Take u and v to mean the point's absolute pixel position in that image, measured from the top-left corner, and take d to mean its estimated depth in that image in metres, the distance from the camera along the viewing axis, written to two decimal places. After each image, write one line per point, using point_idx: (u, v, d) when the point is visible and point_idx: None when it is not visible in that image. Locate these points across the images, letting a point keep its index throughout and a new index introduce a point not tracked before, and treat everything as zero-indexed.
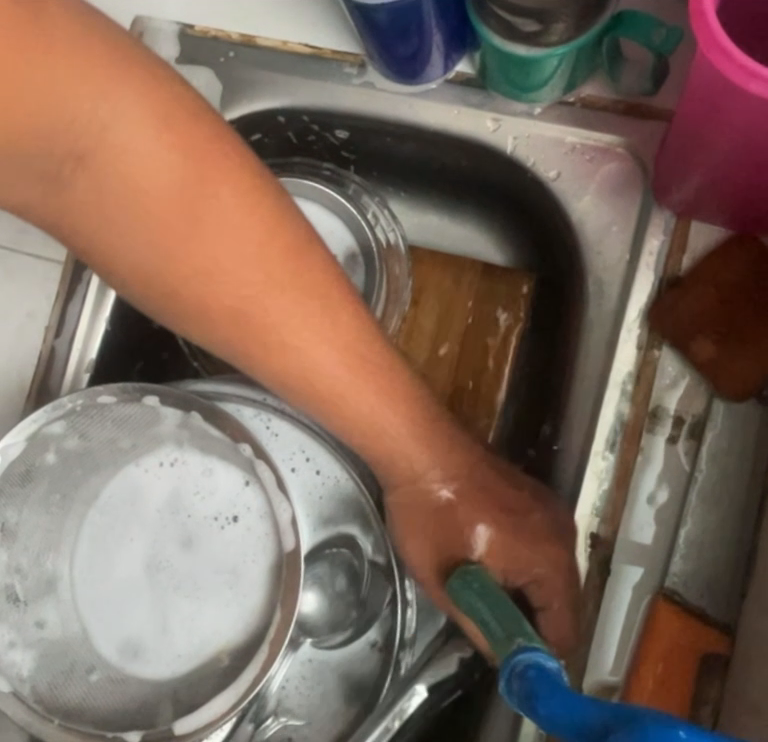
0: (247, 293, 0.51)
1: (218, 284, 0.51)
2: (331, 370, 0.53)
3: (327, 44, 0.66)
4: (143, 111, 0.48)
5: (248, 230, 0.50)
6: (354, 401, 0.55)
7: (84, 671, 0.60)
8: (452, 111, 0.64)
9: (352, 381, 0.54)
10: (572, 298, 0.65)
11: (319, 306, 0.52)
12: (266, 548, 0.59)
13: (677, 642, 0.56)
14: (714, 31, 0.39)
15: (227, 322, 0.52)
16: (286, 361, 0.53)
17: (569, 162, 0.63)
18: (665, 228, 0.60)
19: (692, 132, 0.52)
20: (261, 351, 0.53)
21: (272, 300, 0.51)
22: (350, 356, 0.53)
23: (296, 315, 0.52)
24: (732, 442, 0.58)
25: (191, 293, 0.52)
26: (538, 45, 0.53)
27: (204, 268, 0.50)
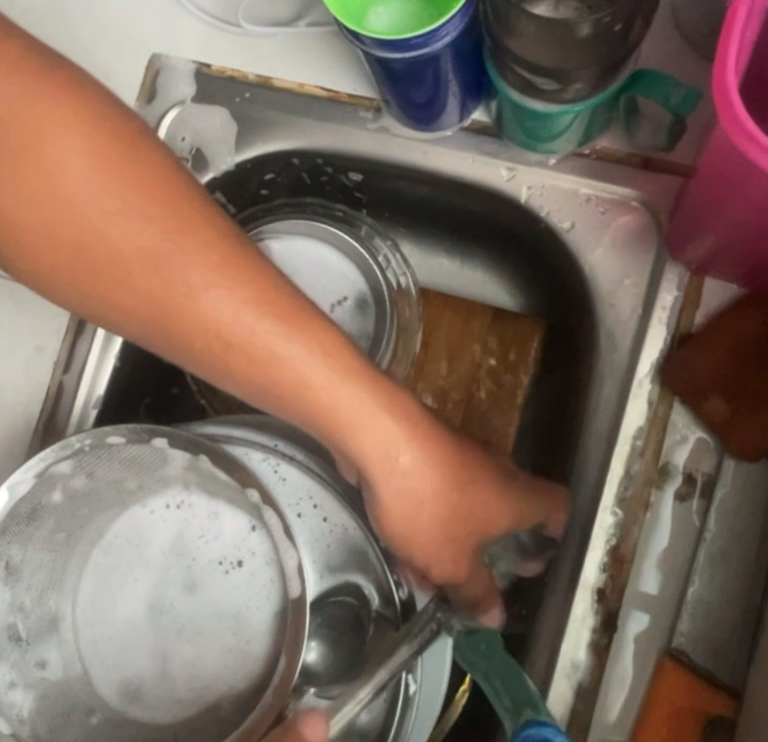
0: (163, 261, 0.51)
1: (137, 255, 0.51)
2: (259, 341, 0.51)
3: (343, 88, 0.66)
4: (61, 116, 0.51)
5: (137, 211, 0.51)
6: (293, 394, 0.52)
7: (84, 713, 0.59)
8: (468, 159, 0.64)
9: (291, 351, 0.51)
10: (583, 349, 0.65)
11: (230, 266, 0.51)
12: (271, 595, 0.60)
13: (681, 702, 0.56)
14: (739, 118, 0.39)
15: (154, 306, 0.51)
16: (217, 343, 0.51)
17: (583, 213, 0.63)
18: (677, 285, 0.60)
19: (711, 194, 0.52)
20: (192, 337, 0.52)
21: (189, 270, 0.51)
22: (275, 323, 0.51)
23: (206, 280, 0.51)
24: (741, 502, 0.58)
25: (93, 275, 0.51)
26: (554, 101, 0.54)
27: (121, 245, 0.50)
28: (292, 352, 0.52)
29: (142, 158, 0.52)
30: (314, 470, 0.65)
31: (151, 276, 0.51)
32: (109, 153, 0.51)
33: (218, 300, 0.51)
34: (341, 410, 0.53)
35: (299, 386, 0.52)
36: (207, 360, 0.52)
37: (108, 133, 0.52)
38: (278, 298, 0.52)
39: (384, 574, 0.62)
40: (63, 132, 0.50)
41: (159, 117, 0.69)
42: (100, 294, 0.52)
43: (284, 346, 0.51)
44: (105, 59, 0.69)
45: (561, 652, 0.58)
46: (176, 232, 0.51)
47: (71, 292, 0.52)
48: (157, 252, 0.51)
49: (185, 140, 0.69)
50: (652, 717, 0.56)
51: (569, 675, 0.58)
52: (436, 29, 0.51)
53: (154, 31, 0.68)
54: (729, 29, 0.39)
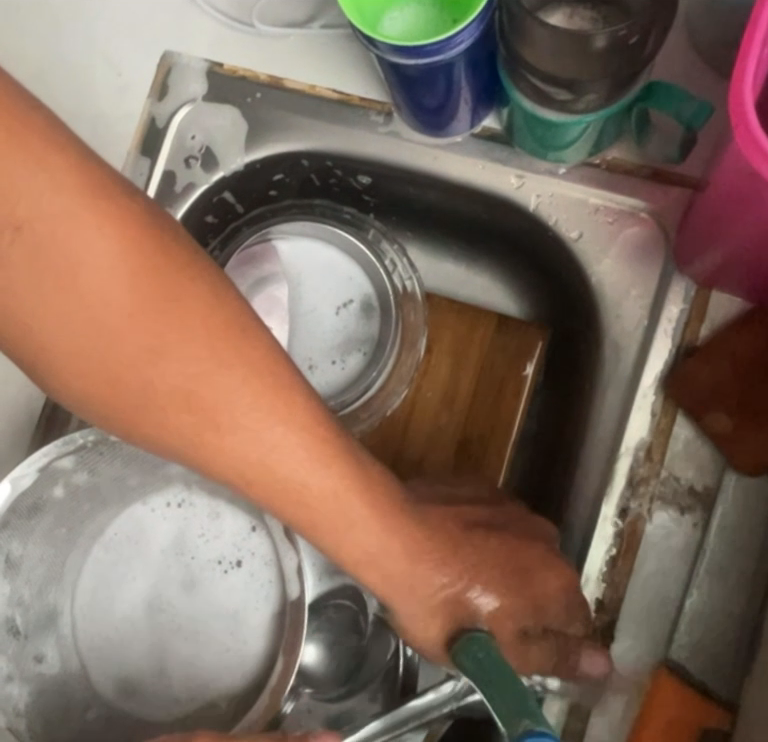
0: (220, 418, 0.44)
1: (166, 388, 0.43)
2: (299, 484, 0.47)
3: (355, 91, 0.66)
4: (93, 227, 0.40)
5: (203, 365, 0.43)
6: (326, 515, 0.49)
7: (80, 709, 0.60)
8: (478, 165, 0.64)
9: (329, 491, 0.47)
10: (587, 358, 0.65)
11: (284, 407, 0.45)
12: (269, 596, 0.60)
13: (676, 712, 0.56)
14: (753, 129, 0.39)
15: (181, 443, 0.44)
16: (253, 480, 0.46)
17: (591, 223, 0.63)
18: (684, 297, 0.60)
19: (723, 208, 0.52)
20: (219, 467, 0.46)
21: (256, 431, 0.44)
22: (319, 462, 0.47)
23: (280, 451, 0.45)
24: (741, 515, 0.58)
25: (147, 416, 0.44)
26: (568, 113, 0.54)
27: (151, 373, 0.42)
28: (328, 487, 0.47)
29: (205, 293, 0.43)
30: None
31: (189, 419, 0.44)
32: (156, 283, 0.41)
33: (266, 442, 0.45)
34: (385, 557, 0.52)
35: (331, 509, 0.48)
36: (231, 480, 0.46)
37: (156, 259, 0.42)
38: (326, 439, 0.47)
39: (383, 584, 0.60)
40: (94, 228, 0.40)
41: (169, 116, 0.69)
42: (109, 410, 0.43)
43: (320, 479, 0.47)
44: (117, 55, 0.69)
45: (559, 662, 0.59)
46: (214, 360, 0.43)
47: (84, 403, 0.44)
48: (196, 392, 0.43)
49: (195, 139, 0.69)
50: (647, 727, 0.56)
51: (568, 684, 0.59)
52: (451, 36, 0.51)
53: (167, 29, 0.68)
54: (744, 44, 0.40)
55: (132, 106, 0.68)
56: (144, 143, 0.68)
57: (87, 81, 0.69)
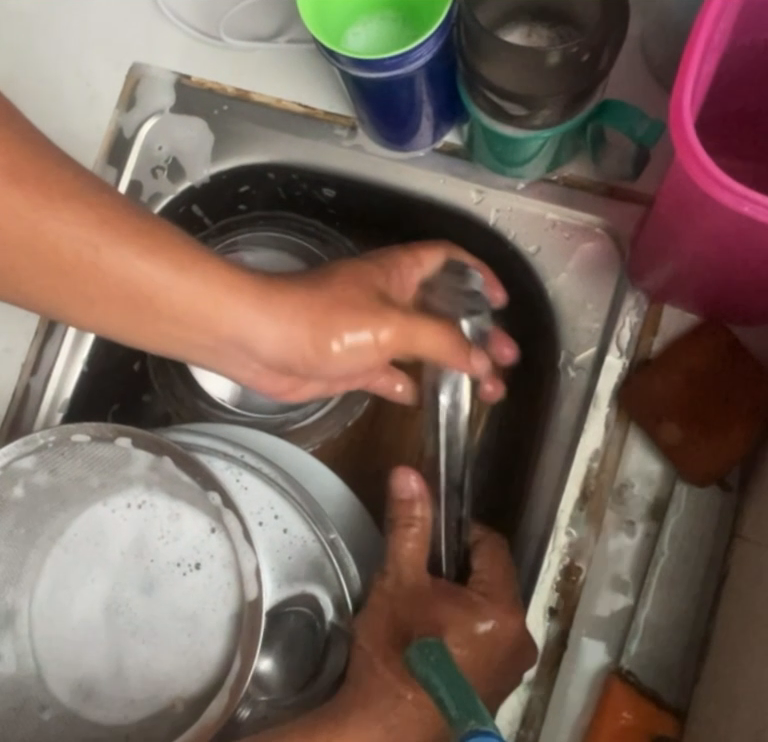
0: (95, 260, 0.48)
1: (9, 230, 0.46)
2: (163, 303, 0.50)
3: (319, 104, 0.67)
4: None
5: (47, 209, 0.46)
6: (197, 321, 0.52)
7: (36, 708, 0.61)
8: (439, 180, 0.66)
9: (244, 316, 0.52)
10: (542, 371, 0.67)
11: (110, 224, 0.48)
12: (227, 598, 0.61)
13: (625, 718, 0.58)
14: (688, 137, 0.40)
15: (124, 312, 0.51)
16: (151, 316, 0.51)
17: (549, 238, 0.64)
18: (638, 310, 0.62)
19: (667, 227, 0.53)
20: (118, 307, 0.50)
21: (128, 262, 0.48)
22: (158, 260, 0.49)
23: (161, 282, 0.50)
24: (692, 527, 0.61)
25: (60, 294, 0.49)
26: (523, 126, 0.55)
27: (34, 228, 0.46)
28: (238, 317, 0.52)
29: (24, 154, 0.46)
30: (276, 480, 0.64)
31: (90, 280, 0.49)
32: None
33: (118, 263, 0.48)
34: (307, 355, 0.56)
35: (240, 332, 0.53)
36: (146, 325, 0.52)
37: None
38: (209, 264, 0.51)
39: (336, 579, 0.61)
40: None
41: (137, 126, 0.69)
42: (41, 298, 0.50)
43: (176, 290, 0.50)
44: (85, 65, 0.70)
45: None
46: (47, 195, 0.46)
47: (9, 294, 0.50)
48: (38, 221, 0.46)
49: (162, 149, 0.70)
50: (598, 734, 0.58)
51: (520, 692, 0.59)
52: (410, 50, 0.53)
53: (135, 41, 0.69)
54: (687, 52, 0.41)
55: (99, 116, 0.69)
56: (111, 153, 0.69)
57: (55, 91, 0.69)
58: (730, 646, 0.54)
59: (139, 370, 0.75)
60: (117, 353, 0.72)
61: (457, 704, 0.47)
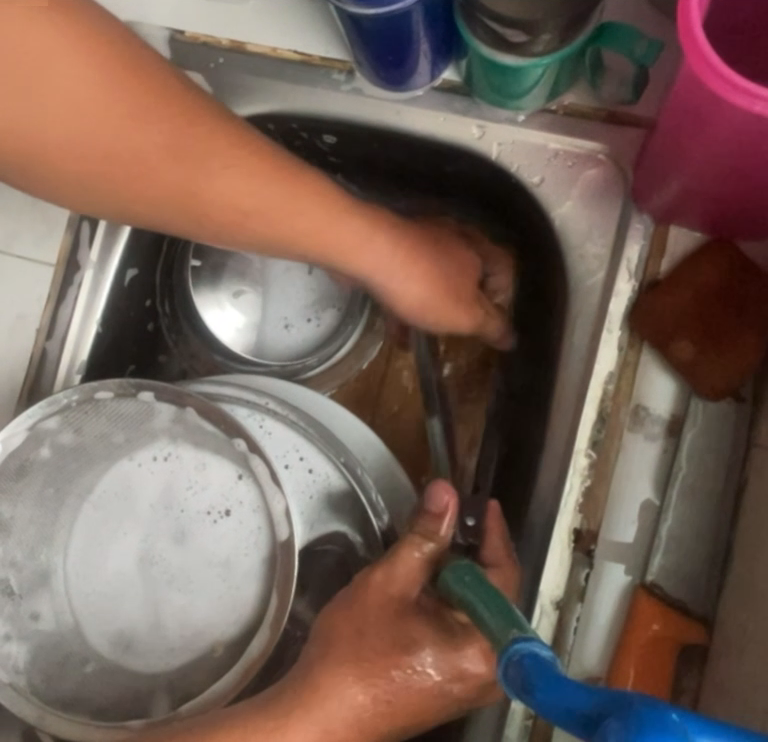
0: (242, 195, 0.58)
1: (175, 173, 0.56)
2: (286, 216, 0.60)
3: (316, 51, 0.67)
4: (85, 62, 0.52)
5: (215, 160, 0.57)
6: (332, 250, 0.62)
7: (78, 662, 0.61)
8: (439, 118, 0.66)
9: (367, 254, 0.62)
10: (551, 300, 0.68)
11: (259, 168, 0.58)
12: (259, 541, 0.61)
13: (655, 630, 0.59)
14: (699, 44, 0.40)
15: (262, 235, 0.60)
16: (290, 241, 0.61)
17: (552, 168, 0.65)
18: (644, 233, 0.62)
19: (673, 143, 0.54)
20: (270, 227, 0.60)
21: (266, 197, 0.58)
22: (295, 196, 0.59)
23: (291, 212, 0.60)
24: (708, 441, 0.62)
25: (198, 220, 0.59)
26: (524, 54, 0.55)
27: (197, 177, 0.56)
28: (368, 245, 0.62)
29: (188, 107, 0.56)
30: (299, 424, 0.64)
31: (236, 210, 0.58)
32: (156, 108, 0.54)
33: (231, 183, 0.57)
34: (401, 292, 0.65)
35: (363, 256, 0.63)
36: (288, 249, 0.62)
37: (142, 86, 0.54)
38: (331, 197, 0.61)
39: (363, 511, 0.62)
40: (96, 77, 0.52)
41: None
42: (182, 225, 0.59)
43: (295, 202, 0.59)
44: None
45: (541, 591, 0.60)
46: (177, 118, 0.55)
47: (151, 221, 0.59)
48: (171, 144, 0.55)
49: None
50: (630, 648, 0.59)
51: (550, 613, 0.60)
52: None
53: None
54: None
55: None
56: None
57: None
58: (756, 547, 0.55)
59: (152, 331, 0.76)
60: (130, 312, 0.73)
61: (499, 618, 0.47)
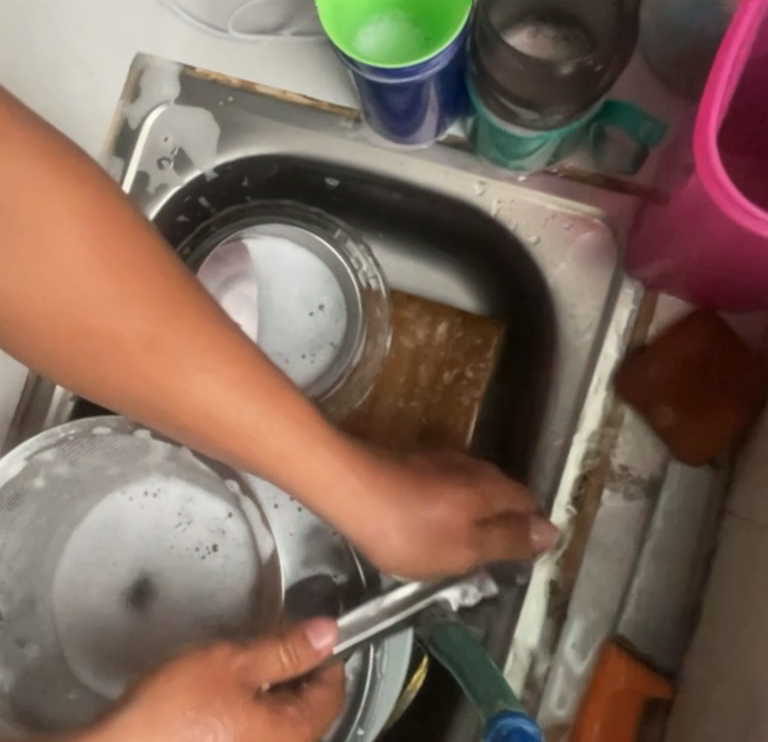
0: (226, 418, 0.52)
1: (126, 333, 0.50)
2: (235, 411, 0.52)
3: (325, 97, 0.68)
4: (39, 171, 0.48)
5: (213, 372, 0.52)
6: (298, 479, 0.56)
7: (62, 689, 0.63)
8: (442, 172, 0.68)
9: (342, 477, 0.56)
10: (540, 353, 0.71)
11: (270, 392, 0.53)
12: (245, 576, 0.62)
13: (621, 683, 0.62)
14: (715, 170, 0.42)
15: (245, 464, 0.54)
16: (277, 459, 0.54)
17: (548, 229, 0.67)
18: (633, 300, 0.65)
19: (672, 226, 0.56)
20: (271, 430, 0.54)
21: (226, 396, 0.52)
22: (286, 420, 0.54)
23: (275, 434, 0.54)
24: (683, 503, 0.64)
25: (162, 399, 0.52)
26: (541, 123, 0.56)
27: (168, 379, 0.51)
28: (340, 472, 0.56)
29: (164, 276, 0.51)
30: None
31: (202, 416, 0.52)
32: (128, 281, 0.50)
33: (207, 386, 0.52)
34: (368, 516, 0.59)
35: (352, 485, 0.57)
36: (279, 468, 0.55)
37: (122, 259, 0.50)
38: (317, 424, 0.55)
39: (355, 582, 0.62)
40: (48, 195, 0.48)
41: (141, 119, 0.70)
42: (136, 391, 0.52)
43: (311, 463, 0.55)
44: (89, 59, 0.70)
45: (515, 639, 0.65)
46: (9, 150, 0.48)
47: (66, 368, 0.51)
48: (151, 337, 0.50)
49: (168, 140, 0.70)
50: (596, 702, 0.62)
51: (519, 657, 0.65)
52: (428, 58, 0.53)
53: (137, 31, 0.70)
54: (708, 89, 0.42)
55: (104, 105, 0.70)
56: (116, 145, 0.70)
57: (58, 79, 0.70)
58: (724, 614, 0.59)
59: None
60: None
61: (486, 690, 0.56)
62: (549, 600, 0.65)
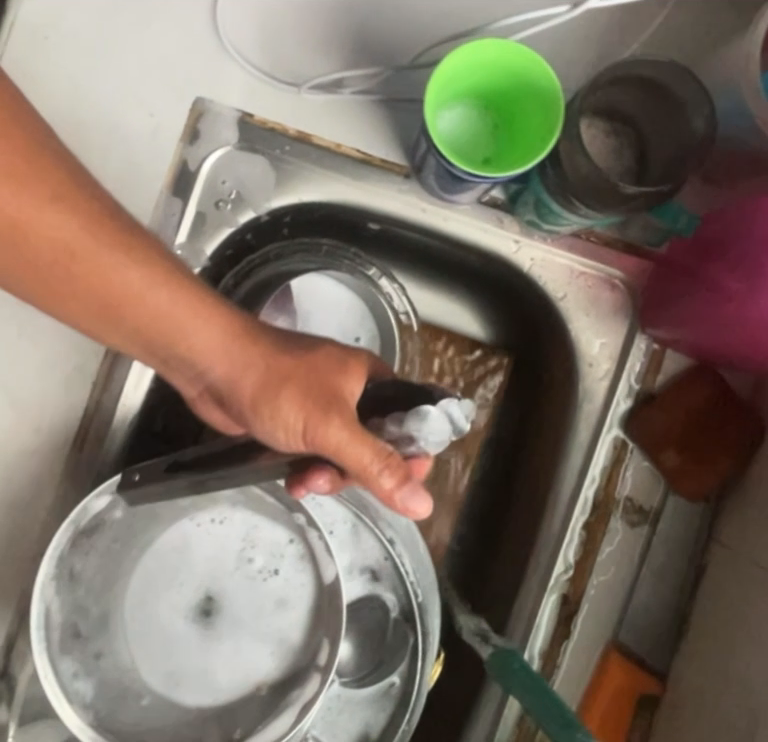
0: (167, 315, 0.54)
1: (57, 243, 0.50)
2: (163, 310, 0.54)
3: (377, 152, 0.75)
4: None
5: (149, 279, 0.53)
6: (168, 332, 0.55)
7: (136, 697, 0.68)
8: (479, 226, 0.75)
9: (239, 370, 0.57)
10: (553, 388, 0.80)
11: (191, 299, 0.55)
12: (308, 593, 0.70)
13: (621, 682, 0.73)
14: None
15: (157, 349, 0.57)
16: (168, 340, 0.56)
17: (572, 286, 0.75)
18: (644, 352, 0.75)
19: (705, 316, 0.67)
20: (208, 342, 0.56)
21: (148, 292, 0.53)
22: (156, 284, 0.53)
23: (162, 308, 0.54)
24: (677, 530, 0.75)
25: (85, 299, 0.53)
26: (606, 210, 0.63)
27: (100, 276, 0.52)
28: (204, 352, 0.57)
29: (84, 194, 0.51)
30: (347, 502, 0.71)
31: (148, 320, 0.54)
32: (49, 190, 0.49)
33: (127, 272, 0.52)
34: (238, 387, 0.58)
35: (246, 375, 0.57)
36: (185, 359, 0.57)
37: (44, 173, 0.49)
38: (205, 296, 0.56)
39: (405, 597, 0.69)
40: None
41: (200, 162, 0.74)
42: (57, 294, 0.53)
43: (202, 334, 0.56)
44: (153, 106, 0.74)
45: (532, 642, 0.74)
46: None
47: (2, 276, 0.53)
48: (76, 249, 0.51)
49: (226, 183, 0.75)
50: (599, 698, 0.72)
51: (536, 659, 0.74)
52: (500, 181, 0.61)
53: (200, 80, 0.74)
54: None
55: (166, 147, 0.74)
56: (174, 185, 0.74)
57: (118, 119, 0.74)
58: (716, 626, 0.70)
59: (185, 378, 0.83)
60: None
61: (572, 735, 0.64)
62: (563, 609, 0.75)
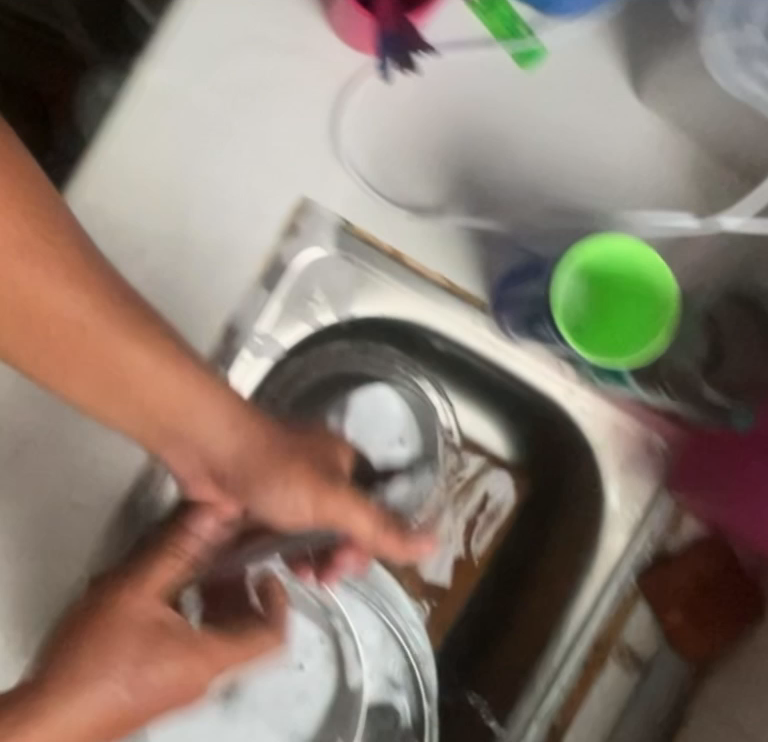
0: (171, 400, 0.62)
1: (84, 340, 0.57)
2: (168, 395, 0.62)
3: (461, 283, 0.79)
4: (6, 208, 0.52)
5: (159, 364, 0.60)
6: (176, 413, 0.63)
7: None
8: (540, 365, 0.81)
9: (230, 451, 0.66)
10: (571, 524, 0.85)
11: (191, 379, 0.62)
12: (330, 687, 0.75)
13: None
14: None
15: (154, 428, 0.63)
16: (169, 422, 0.63)
17: (614, 439, 0.81)
18: (666, 514, 0.81)
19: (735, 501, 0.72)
20: (198, 414, 0.64)
21: (158, 379, 0.61)
22: (169, 371, 0.61)
23: (168, 387, 0.61)
24: (665, 681, 0.81)
25: (96, 391, 0.60)
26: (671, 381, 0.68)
27: (119, 364, 0.59)
28: (206, 426, 0.65)
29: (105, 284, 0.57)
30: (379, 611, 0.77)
31: (143, 404, 0.62)
32: (78, 284, 0.56)
33: (143, 362, 0.60)
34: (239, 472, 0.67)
35: (239, 461, 0.67)
36: (175, 442, 0.65)
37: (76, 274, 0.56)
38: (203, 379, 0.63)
39: (417, 705, 0.76)
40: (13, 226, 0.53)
41: (292, 259, 0.78)
42: (71, 379, 0.59)
43: (203, 413, 0.64)
44: (257, 193, 0.76)
45: None
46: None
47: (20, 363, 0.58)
48: (100, 346, 0.58)
49: (315, 287, 0.80)
50: None
51: None
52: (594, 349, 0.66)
53: (308, 180, 0.77)
54: None
55: (263, 238, 0.77)
56: (266, 278, 0.77)
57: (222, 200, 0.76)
58: None
59: None
60: None
61: None
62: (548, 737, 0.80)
